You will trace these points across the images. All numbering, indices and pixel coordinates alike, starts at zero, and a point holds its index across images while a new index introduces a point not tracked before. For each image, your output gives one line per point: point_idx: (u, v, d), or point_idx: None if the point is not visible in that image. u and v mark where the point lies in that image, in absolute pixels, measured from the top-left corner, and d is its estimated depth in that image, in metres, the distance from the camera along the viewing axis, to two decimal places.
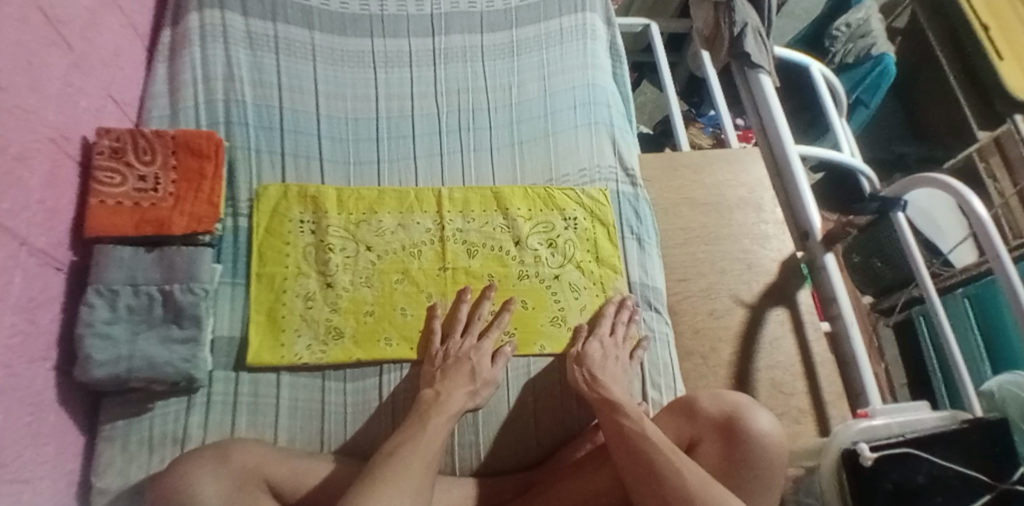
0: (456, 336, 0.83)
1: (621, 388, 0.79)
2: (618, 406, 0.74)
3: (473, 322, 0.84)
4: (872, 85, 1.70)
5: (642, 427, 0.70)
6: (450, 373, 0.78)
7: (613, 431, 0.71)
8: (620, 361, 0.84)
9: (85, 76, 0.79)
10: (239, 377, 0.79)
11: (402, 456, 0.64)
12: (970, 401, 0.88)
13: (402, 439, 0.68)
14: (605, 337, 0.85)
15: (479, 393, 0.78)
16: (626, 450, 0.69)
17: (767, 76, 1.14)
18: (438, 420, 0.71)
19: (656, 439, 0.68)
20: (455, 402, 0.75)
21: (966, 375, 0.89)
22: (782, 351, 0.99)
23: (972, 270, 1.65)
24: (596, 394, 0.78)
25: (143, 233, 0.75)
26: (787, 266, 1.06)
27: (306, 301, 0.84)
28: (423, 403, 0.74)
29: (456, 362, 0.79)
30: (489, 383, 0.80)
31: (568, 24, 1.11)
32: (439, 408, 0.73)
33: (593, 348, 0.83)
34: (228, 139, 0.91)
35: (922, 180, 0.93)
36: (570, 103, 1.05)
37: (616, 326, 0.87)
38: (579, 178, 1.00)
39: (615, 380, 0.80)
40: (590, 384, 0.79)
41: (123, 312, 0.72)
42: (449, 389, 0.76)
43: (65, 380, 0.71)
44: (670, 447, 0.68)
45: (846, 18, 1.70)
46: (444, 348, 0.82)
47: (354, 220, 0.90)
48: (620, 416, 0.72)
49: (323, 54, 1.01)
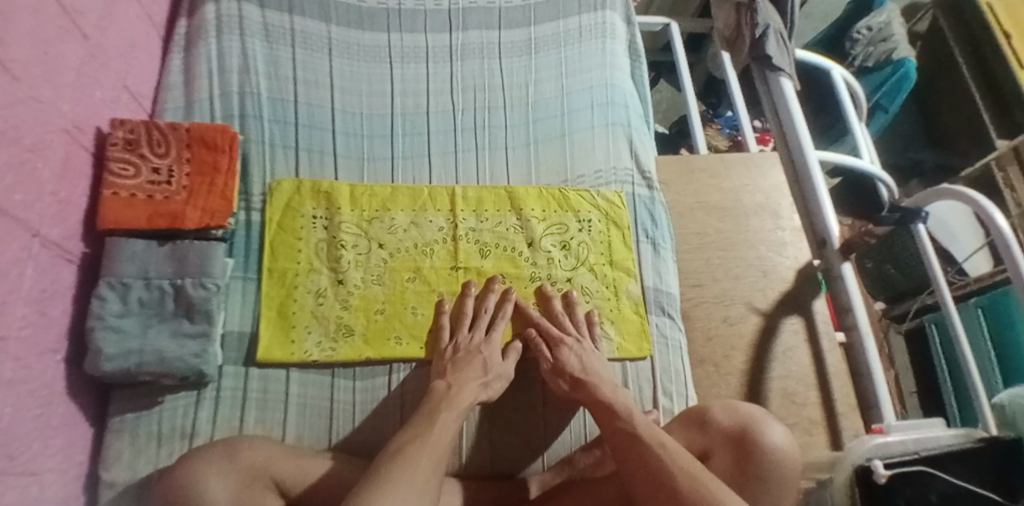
0: (465, 330, 0.82)
1: (612, 385, 0.76)
2: (604, 403, 0.73)
3: (481, 316, 0.84)
4: (893, 89, 1.67)
5: (633, 423, 0.69)
6: (463, 367, 0.77)
7: (608, 424, 0.71)
8: (596, 354, 0.82)
9: (101, 66, 0.79)
10: (249, 372, 0.79)
11: (409, 452, 0.63)
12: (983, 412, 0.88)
13: (410, 436, 0.66)
14: (574, 341, 0.82)
15: (490, 385, 0.77)
16: (624, 444, 0.68)
17: (788, 80, 1.11)
18: (448, 415, 0.70)
19: (643, 433, 0.67)
20: (466, 396, 0.73)
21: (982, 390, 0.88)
22: (795, 360, 0.98)
23: (987, 280, 1.63)
24: (586, 391, 0.75)
25: (155, 226, 0.74)
26: (803, 274, 1.04)
27: (317, 298, 0.83)
28: (434, 396, 0.73)
29: (467, 356, 0.78)
30: (500, 377, 0.79)
31: (587, 22, 1.09)
32: (449, 403, 0.72)
33: (567, 355, 0.80)
34: (242, 132, 0.91)
35: (948, 193, 0.90)
36: (588, 103, 1.03)
37: (565, 321, 0.85)
38: (595, 180, 0.98)
39: (594, 372, 0.78)
40: (575, 382, 0.77)
41: (135, 305, 0.72)
42: (461, 380, 0.75)
43: (76, 372, 0.71)
44: (658, 440, 0.66)
45: (867, 21, 1.67)
46: (454, 343, 0.81)
47: (367, 217, 0.89)
48: (609, 415, 0.71)
49: (339, 48, 1.00)
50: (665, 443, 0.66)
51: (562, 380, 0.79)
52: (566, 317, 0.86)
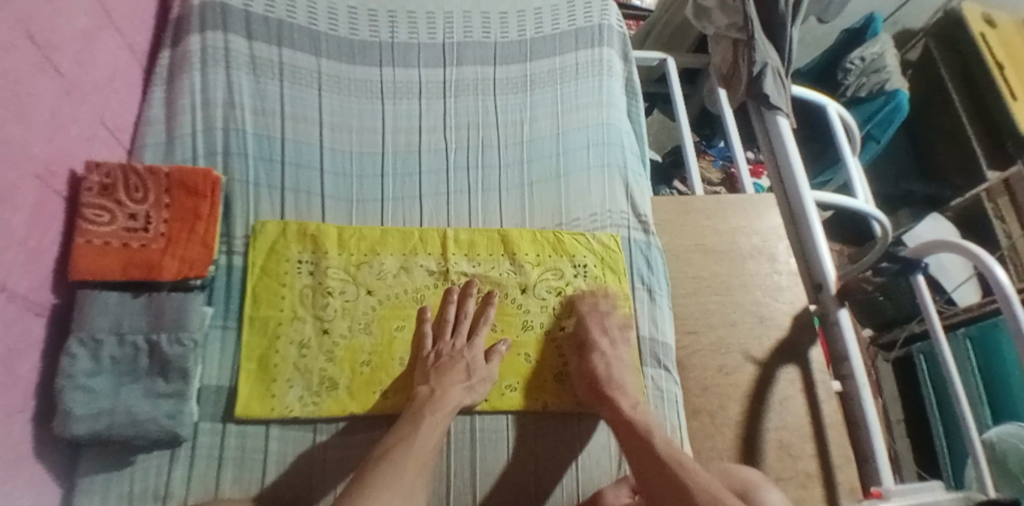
0: (447, 338, 0.82)
1: (632, 400, 0.78)
2: (625, 421, 0.75)
3: (462, 321, 0.83)
4: (884, 120, 1.67)
5: (651, 438, 0.71)
6: (447, 370, 0.78)
7: (629, 439, 0.73)
8: (623, 364, 0.83)
9: (77, 103, 0.75)
10: (226, 429, 0.75)
11: (393, 459, 0.65)
12: (976, 455, 0.83)
13: (395, 440, 0.68)
14: (608, 347, 0.84)
15: (475, 388, 0.78)
16: (645, 461, 0.69)
17: (785, 119, 1.10)
18: (431, 420, 0.71)
19: (660, 450, 0.69)
20: (451, 399, 0.75)
21: (972, 427, 0.84)
22: (791, 410, 0.96)
23: (976, 310, 1.62)
24: (608, 404, 0.78)
25: (131, 276, 0.71)
26: (800, 320, 1.02)
27: (300, 349, 0.80)
28: (417, 401, 0.74)
29: (449, 361, 0.79)
30: (485, 380, 0.80)
31: (584, 59, 1.07)
32: (433, 406, 0.73)
33: (596, 361, 0.83)
34: (226, 171, 0.87)
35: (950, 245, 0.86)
36: (584, 142, 1.01)
37: (613, 329, 0.86)
38: (590, 223, 0.96)
39: (619, 383, 0.80)
40: (601, 396, 0.80)
41: (106, 363, 0.68)
42: (445, 385, 0.76)
43: (44, 433, 0.67)
44: (677, 458, 0.68)
45: (859, 52, 1.66)
46: (436, 349, 0.81)
47: (355, 261, 0.86)
48: (630, 432, 0.73)
49: (329, 83, 0.97)
50: (683, 461, 0.67)
51: (588, 386, 0.82)
52: (611, 322, 0.87)
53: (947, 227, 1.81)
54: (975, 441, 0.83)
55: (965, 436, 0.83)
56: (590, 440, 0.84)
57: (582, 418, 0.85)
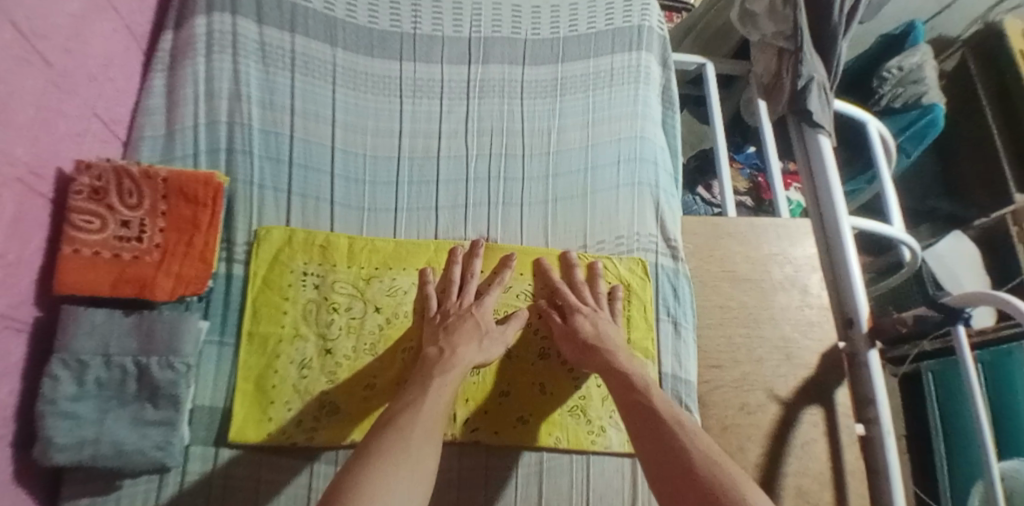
0: (452, 298, 0.80)
1: (628, 353, 0.77)
2: (619, 372, 0.73)
3: (468, 281, 0.81)
4: (917, 134, 1.43)
5: (650, 397, 0.69)
6: (456, 331, 0.74)
7: (627, 396, 0.71)
8: (608, 322, 0.81)
9: (66, 95, 0.68)
10: (218, 454, 0.70)
11: (400, 424, 0.62)
12: (989, 468, 0.76)
13: (403, 405, 0.65)
14: (590, 310, 0.81)
15: (488, 349, 0.75)
16: (643, 417, 0.68)
17: (827, 138, 1.01)
18: (440, 381, 0.68)
19: (659, 410, 0.68)
20: (462, 359, 0.71)
21: (988, 442, 0.76)
22: (812, 455, 0.91)
23: (990, 333, 1.49)
24: (598, 358, 0.75)
25: (120, 294, 0.66)
26: (828, 359, 0.96)
27: (300, 369, 0.75)
28: (427, 361, 0.72)
29: (459, 320, 0.76)
30: (497, 341, 0.76)
31: (619, 64, 0.98)
32: (442, 369, 0.70)
33: (581, 322, 0.79)
34: (229, 171, 0.81)
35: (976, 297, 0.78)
36: (614, 157, 0.93)
37: (584, 290, 0.83)
38: (615, 246, 0.90)
39: (608, 339, 0.78)
40: (586, 348, 0.77)
41: (91, 386, 0.63)
42: (454, 345, 0.73)
43: (24, 457, 0.63)
44: (675, 418, 0.66)
45: (898, 60, 1.41)
46: (443, 310, 0.78)
47: (365, 275, 0.80)
48: (626, 387, 0.71)
49: (343, 76, 0.90)
50: (682, 422, 0.66)
51: (573, 346, 0.78)
52: (587, 286, 0.84)
53: (968, 247, 1.68)
54: (992, 464, 0.76)
55: (983, 458, 0.76)
56: (598, 483, 0.79)
57: (592, 462, 0.80)
